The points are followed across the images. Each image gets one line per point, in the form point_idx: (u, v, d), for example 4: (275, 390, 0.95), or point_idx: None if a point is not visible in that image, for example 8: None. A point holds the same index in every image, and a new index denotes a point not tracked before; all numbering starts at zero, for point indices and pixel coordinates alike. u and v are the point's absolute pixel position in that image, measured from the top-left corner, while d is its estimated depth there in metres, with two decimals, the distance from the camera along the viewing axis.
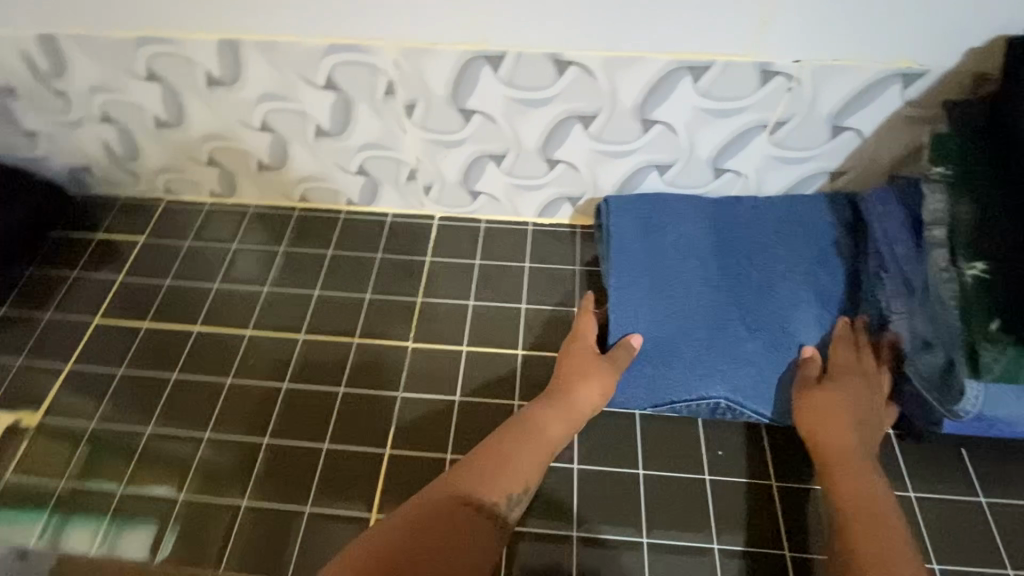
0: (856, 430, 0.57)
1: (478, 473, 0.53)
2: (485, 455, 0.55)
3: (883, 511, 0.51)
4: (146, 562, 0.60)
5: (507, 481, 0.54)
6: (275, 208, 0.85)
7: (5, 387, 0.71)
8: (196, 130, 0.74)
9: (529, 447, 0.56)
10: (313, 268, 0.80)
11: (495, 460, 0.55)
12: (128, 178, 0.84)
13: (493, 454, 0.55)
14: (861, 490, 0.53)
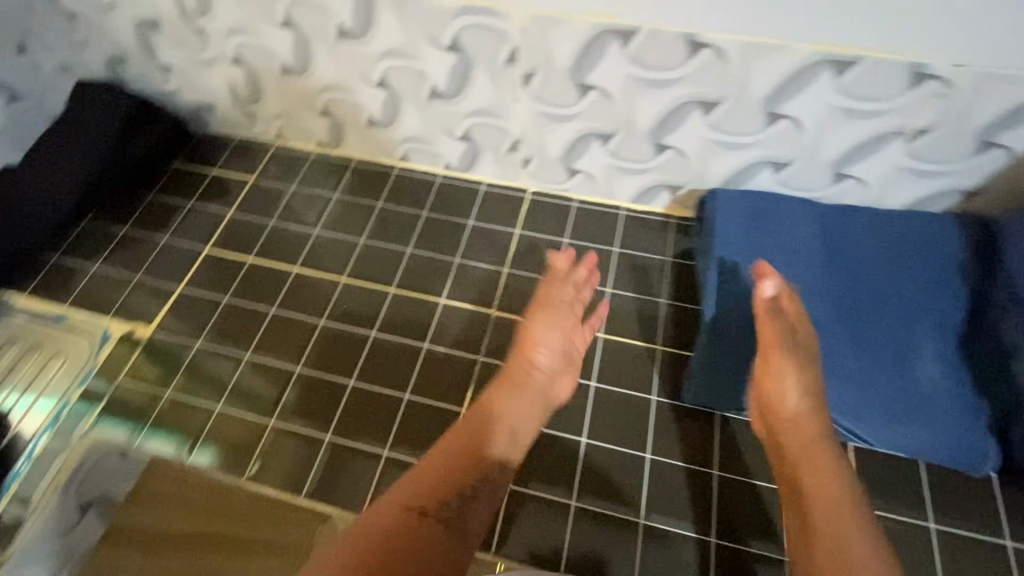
0: (808, 426, 0.54)
1: (457, 452, 0.52)
2: (455, 434, 0.54)
3: (848, 516, 0.47)
4: (236, 476, 0.65)
5: (486, 458, 0.52)
6: (376, 164, 0.88)
7: (125, 299, 0.78)
8: (316, 80, 0.77)
9: (492, 418, 0.55)
10: (406, 226, 0.82)
11: (466, 434, 0.53)
12: (245, 120, 0.88)
13: (462, 431, 0.54)
14: (819, 475, 0.50)
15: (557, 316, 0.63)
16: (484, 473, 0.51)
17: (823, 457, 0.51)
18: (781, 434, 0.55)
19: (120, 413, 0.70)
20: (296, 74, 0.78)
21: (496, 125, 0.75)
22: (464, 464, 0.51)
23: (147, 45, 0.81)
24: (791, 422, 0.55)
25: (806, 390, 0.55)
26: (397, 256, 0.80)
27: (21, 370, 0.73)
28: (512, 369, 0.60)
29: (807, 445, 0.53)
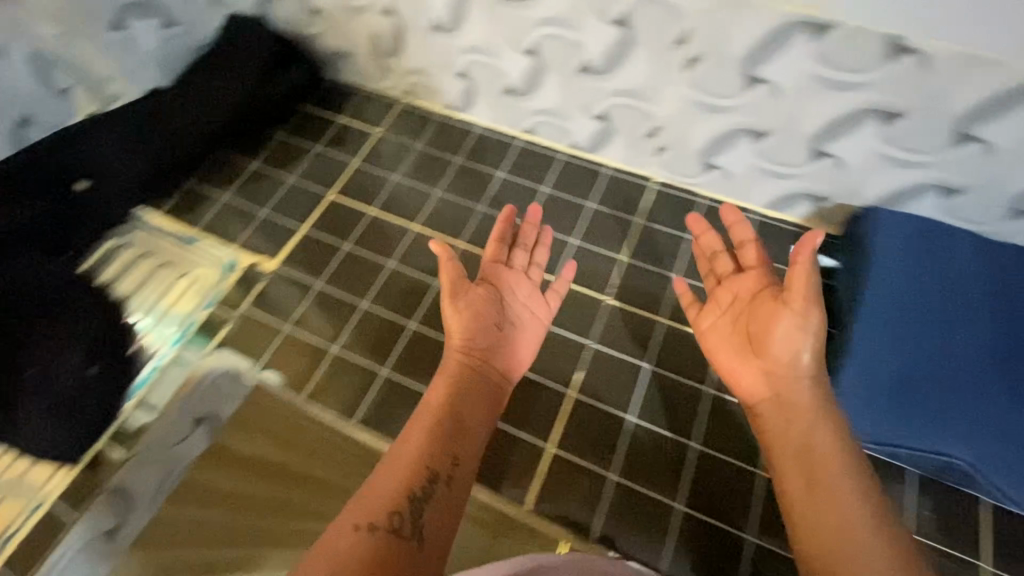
0: (802, 440, 0.48)
1: (416, 445, 0.49)
2: (411, 430, 0.51)
3: (857, 509, 0.44)
4: (346, 418, 0.67)
5: (448, 438, 0.50)
6: (500, 133, 0.87)
7: (251, 232, 0.80)
8: (464, 40, 0.76)
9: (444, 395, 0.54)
10: (525, 200, 0.82)
11: (424, 422, 0.51)
12: (379, 73, 0.89)
13: (416, 423, 0.51)
14: (833, 506, 0.44)
15: (460, 295, 0.59)
16: (453, 450, 0.50)
17: (827, 431, 0.49)
18: (787, 391, 0.51)
19: (241, 339, 0.73)
20: (444, 32, 0.77)
21: (640, 108, 0.72)
22: (429, 451, 0.48)
23: None
24: (795, 391, 0.51)
25: (819, 350, 0.52)
26: None
27: (154, 284, 0.77)
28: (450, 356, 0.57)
29: (812, 419, 0.50)
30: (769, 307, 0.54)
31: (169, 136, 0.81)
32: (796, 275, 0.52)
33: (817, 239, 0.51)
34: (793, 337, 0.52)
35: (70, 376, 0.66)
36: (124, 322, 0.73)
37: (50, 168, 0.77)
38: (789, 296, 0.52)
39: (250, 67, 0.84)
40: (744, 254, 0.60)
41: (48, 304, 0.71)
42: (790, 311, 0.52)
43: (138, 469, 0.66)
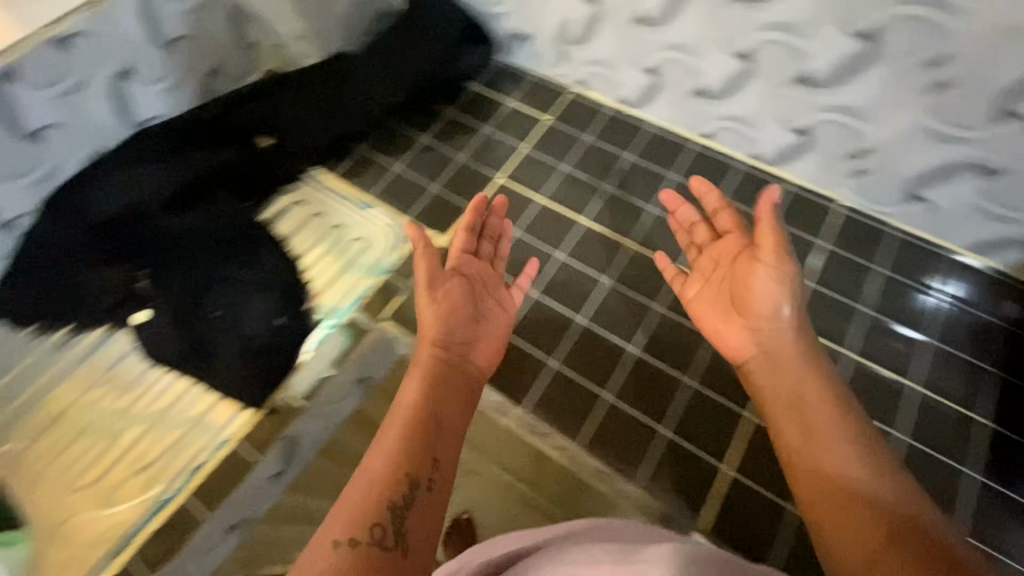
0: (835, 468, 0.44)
1: (408, 414, 0.47)
2: (398, 408, 0.48)
3: (852, 453, 0.44)
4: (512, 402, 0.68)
5: (440, 398, 0.49)
6: (675, 134, 0.84)
7: (422, 206, 0.81)
8: (669, 37, 0.73)
9: (432, 357, 0.52)
10: (698, 206, 0.79)
11: (416, 392, 0.49)
12: (556, 59, 0.87)
13: (404, 396, 0.49)
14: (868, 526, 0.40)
15: (439, 281, 0.57)
16: (446, 407, 0.49)
17: (819, 385, 0.49)
18: (774, 347, 0.52)
19: (409, 312, 0.72)
20: (648, 26, 0.74)
21: (854, 127, 0.68)
22: (425, 422, 0.47)
23: None
24: (778, 349, 0.52)
25: (796, 303, 0.53)
26: None
27: (324, 246, 0.79)
28: (426, 316, 0.55)
29: (807, 382, 0.49)
30: (745, 266, 0.54)
31: (353, 102, 0.83)
32: (767, 231, 0.52)
33: (778, 193, 0.52)
34: (772, 300, 0.53)
35: (260, 323, 0.69)
36: (300, 277, 0.75)
37: (242, 123, 0.83)
38: (756, 252, 0.54)
39: (437, 41, 0.84)
40: (721, 220, 0.60)
41: (238, 249, 0.74)
42: (763, 267, 0.53)
43: (308, 424, 0.67)
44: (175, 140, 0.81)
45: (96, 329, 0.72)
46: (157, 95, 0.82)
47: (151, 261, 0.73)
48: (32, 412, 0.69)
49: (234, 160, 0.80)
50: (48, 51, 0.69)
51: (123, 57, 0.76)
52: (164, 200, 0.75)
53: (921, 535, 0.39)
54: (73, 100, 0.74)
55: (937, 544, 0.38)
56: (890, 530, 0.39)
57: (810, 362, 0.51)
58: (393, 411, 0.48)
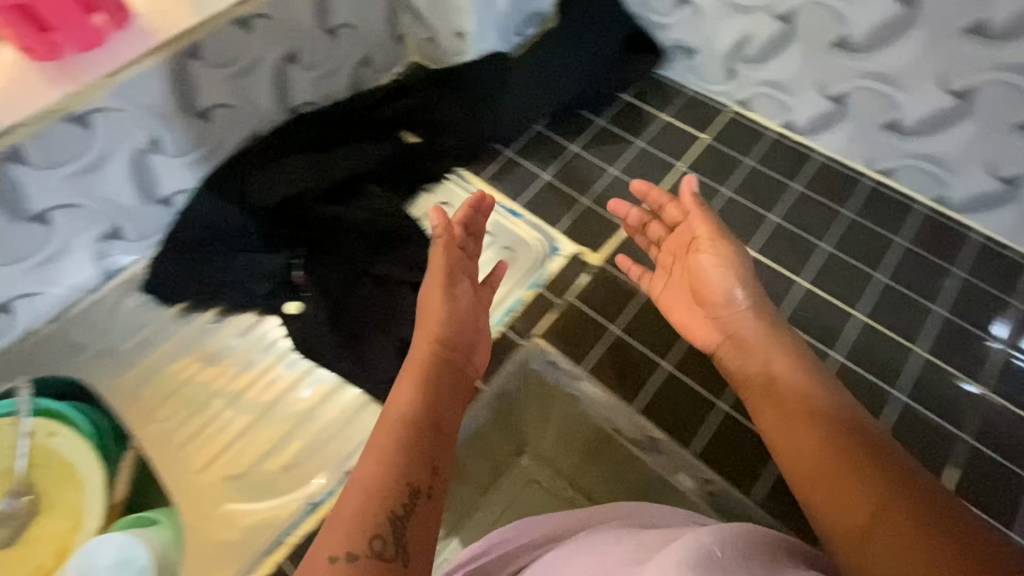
0: (818, 440, 0.47)
1: (398, 420, 0.48)
2: (386, 420, 0.48)
3: (837, 429, 0.46)
4: (679, 445, 0.62)
5: (436, 400, 0.51)
6: (847, 167, 0.78)
7: (572, 219, 0.78)
8: (870, 66, 0.68)
9: (429, 362, 0.53)
10: (878, 248, 0.72)
11: (407, 397, 0.50)
12: (723, 76, 0.82)
13: (395, 406, 0.49)
14: (851, 489, 0.43)
15: (457, 277, 0.59)
16: (438, 401, 0.51)
17: (780, 370, 0.52)
18: (737, 330, 0.56)
19: (563, 331, 0.70)
20: (847, 51, 0.69)
21: None
22: (416, 425, 0.48)
23: None
24: (757, 354, 0.54)
25: (750, 287, 0.57)
26: (866, 278, 0.71)
27: None
28: (426, 340, 0.55)
29: (779, 374, 0.52)
30: (693, 257, 0.60)
31: (507, 103, 0.81)
32: (701, 234, 0.59)
33: (694, 181, 0.60)
34: (719, 285, 0.57)
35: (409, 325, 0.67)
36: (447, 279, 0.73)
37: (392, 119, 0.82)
38: (694, 244, 0.60)
39: (597, 49, 0.82)
40: (669, 213, 0.64)
41: (390, 245, 0.73)
42: (704, 244, 0.59)
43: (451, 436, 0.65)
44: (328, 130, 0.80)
45: (241, 320, 0.73)
46: (313, 81, 0.81)
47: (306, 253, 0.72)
48: (179, 391, 0.70)
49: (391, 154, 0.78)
50: (231, 31, 0.68)
51: (293, 41, 0.75)
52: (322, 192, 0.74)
53: (912, 507, 0.41)
54: (243, 80, 0.73)
55: (948, 518, 0.40)
56: (891, 505, 0.41)
57: (766, 344, 0.54)
58: (381, 423, 0.49)
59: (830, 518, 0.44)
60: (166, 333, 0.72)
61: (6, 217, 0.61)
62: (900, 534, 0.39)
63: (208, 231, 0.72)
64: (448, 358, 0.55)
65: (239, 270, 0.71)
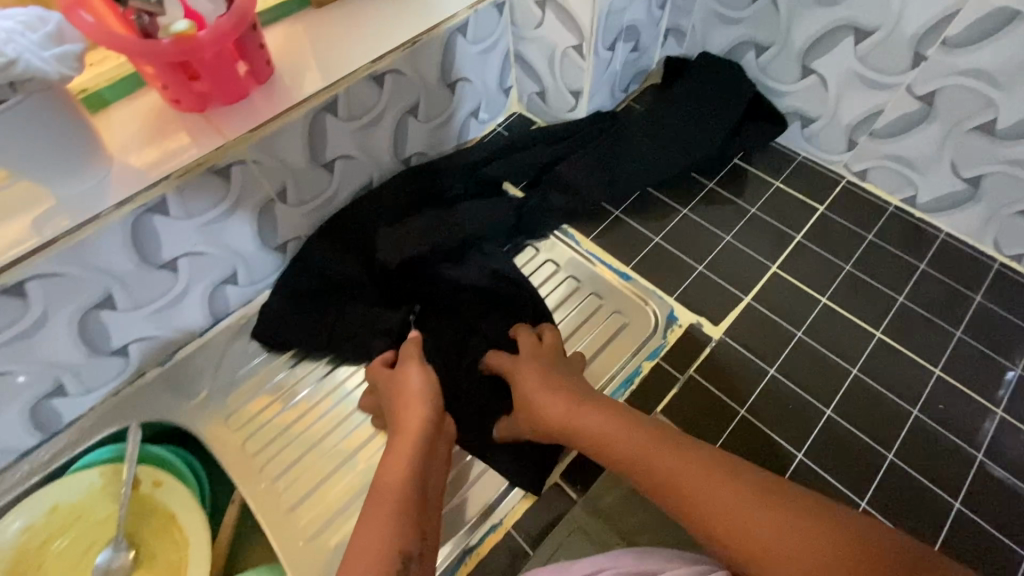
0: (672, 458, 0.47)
1: (396, 484, 0.49)
2: (379, 487, 0.49)
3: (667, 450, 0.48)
4: None
5: (422, 463, 0.53)
6: (973, 248, 0.76)
7: (688, 285, 0.76)
8: (1018, 153, 0.65)
9: (422, 426, 0.55)
10: (1015, 339, 0.70)
11: (396, 464, 0.51)
12: (842, 145, 0.80)
13: (388, 475, 0.50)
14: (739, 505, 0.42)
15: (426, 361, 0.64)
16: (427, 467, 0.53)
17: (593, 425, 0.54)
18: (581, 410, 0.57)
19: (686, 410, 0.67)
20: (993, 138, 0.66)
21: None
22: (411, 488, 0.49)
23: (815, 46, 0.74)
24: (526, 393, 0.60)
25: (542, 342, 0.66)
26: (1003, 370, 0.68)
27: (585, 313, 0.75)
28: (423, 406, 0.57)
29: (601, 432, 0.53)
30: (518, 379, 0.62)
31: (625, 162, 0.80)
32: (524, 363, 0.63)
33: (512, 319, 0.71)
34: (525, 392, 0.60)
35: None
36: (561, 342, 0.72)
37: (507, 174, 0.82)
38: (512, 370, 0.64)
39: (719, 114, 0.81)
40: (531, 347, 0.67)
41: (510, 304, 0.72)
42: (531, 360, 0.63)
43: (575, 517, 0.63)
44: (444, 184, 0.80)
45: (350, 374, 0.73)
46: (426, 132, 0.81)
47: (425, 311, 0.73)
48: (286, 447, 0.68)
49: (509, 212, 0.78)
50: (363, 86, 0.68)
51: (415, 95, 0.75)
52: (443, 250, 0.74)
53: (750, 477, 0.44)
54: (366, 133, 0.72)
55: (811, 498, 0.41)
56: (748, 501, 0.42)
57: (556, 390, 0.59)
58: (374, 491, 0.49)
59: (719, 541, 0.42)
60: (276, 382, 0.72)
61: (140, 268, 0.61)
62: (764, 501, 0.42)
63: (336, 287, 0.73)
64: (434, 420, 0.57)
65: (361, 323, 0.70)
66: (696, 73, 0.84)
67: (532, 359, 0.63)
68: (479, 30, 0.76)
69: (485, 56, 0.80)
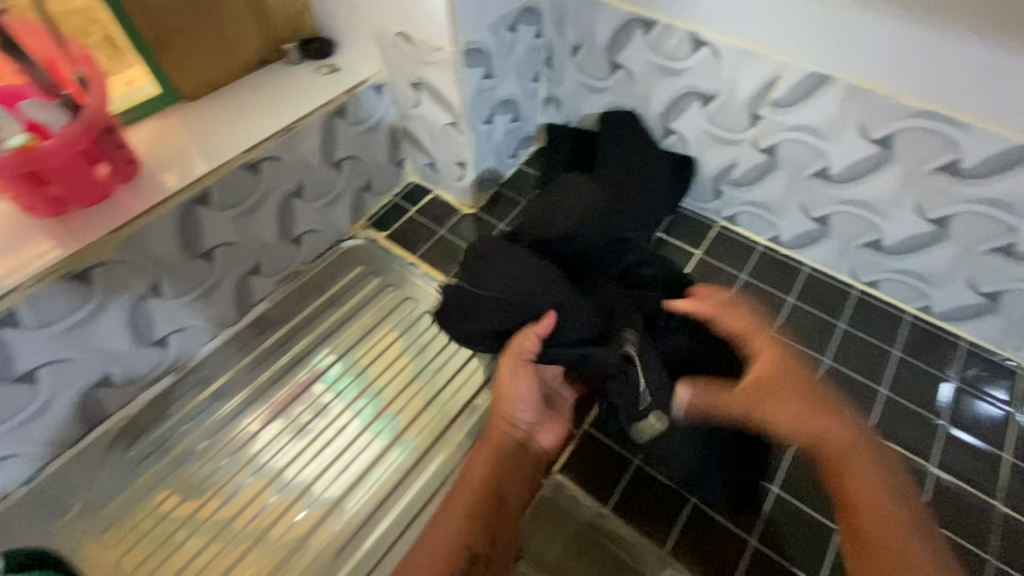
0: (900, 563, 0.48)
1: (474, 486, 0.61)
2: (463, 483, 0.61)
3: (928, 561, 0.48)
4: None
5: (499, 470, 0.62)
6: (835, 278, 0.83)
7: None
8: (851, 194, 0.73)
9: (499, 436, 0.64)
10: (878, 362, 0.76)
11: (478, 466, 0.62)
12: (711, 195, 0.87)
13: (469, 475, 0.62)
14: None
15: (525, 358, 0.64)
16: (502, 473, 0.62)
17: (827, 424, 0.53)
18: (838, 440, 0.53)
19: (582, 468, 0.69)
20: (829, 182, 0.73)
21: None
22: (484, 491, 0.61)
23: (671, 109, 0.81)
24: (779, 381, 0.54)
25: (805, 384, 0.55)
26: (871, 392, 0.74)
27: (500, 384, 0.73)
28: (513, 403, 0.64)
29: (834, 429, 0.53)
30: (758, 365, 0.55)
31: None
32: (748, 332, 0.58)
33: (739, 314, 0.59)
34: (781, 376, 0.55)
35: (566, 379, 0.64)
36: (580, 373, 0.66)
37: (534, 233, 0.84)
38: (755, 344, 0.57)
39: (649, 165, 0.83)
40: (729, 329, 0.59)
41: None
42: (770, 365, 0.56)
43: None
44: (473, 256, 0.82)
45: (267, 449, 0.72)
46: (316, 211, 0.82)
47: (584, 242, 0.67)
48: (183, 543, 0.66)
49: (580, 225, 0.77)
50: (238, 175, 0.68)
51: (297, 178, 0.76)
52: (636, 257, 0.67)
53: None
54: (247, 219, 0.72)
55: None
56: None
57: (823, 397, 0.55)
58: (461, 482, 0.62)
59: None
60: (169, 479, 0.70)
61: None
62: None
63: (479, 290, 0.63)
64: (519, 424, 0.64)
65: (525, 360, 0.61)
66: (562, 134, 0.91)
67: (782, 358, 0.56)
68: (359, 112, 0.79)
69: (369, 135, 0.83)
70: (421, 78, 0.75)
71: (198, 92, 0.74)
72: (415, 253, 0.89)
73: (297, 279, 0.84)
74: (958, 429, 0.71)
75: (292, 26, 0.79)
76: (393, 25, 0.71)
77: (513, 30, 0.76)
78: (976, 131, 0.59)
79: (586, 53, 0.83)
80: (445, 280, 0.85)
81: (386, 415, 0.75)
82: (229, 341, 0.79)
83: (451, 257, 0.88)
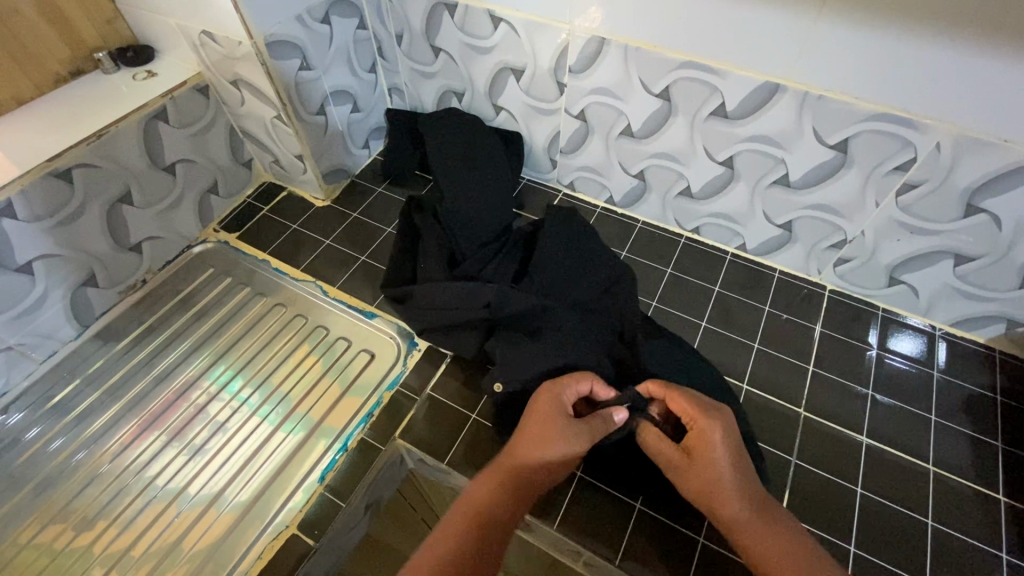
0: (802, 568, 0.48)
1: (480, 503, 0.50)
2: (463, 504, 0.51)
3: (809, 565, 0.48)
4: (548, 522, 0.64)
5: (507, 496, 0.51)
6: (664, 229, 0.91)
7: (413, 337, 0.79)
8: (652, 148, 0.79)
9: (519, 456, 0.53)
10: (701, 302, 0.83)
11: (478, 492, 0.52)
12: (548, 165, 0.94)
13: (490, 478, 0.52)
14: None
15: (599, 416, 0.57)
16: (506, 507, 0.50)
17: (720, 459, 0.53)
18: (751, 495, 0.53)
19: (421, 430, 0.70)
20: (633, 139, 0.80)
21: (833, 222, 0.74)
22: (484, 523, 0.49)
23: (493, 87, 0.86)
24: (713, 441, 0.53)
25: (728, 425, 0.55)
26: (694, 326, 0.81)
27: (386, 392, 0.74)
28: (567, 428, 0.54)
29: (721, 469, 0.52)
30: (701, 442, 0.54)
31: (465, 241, 0.80)
32: (693, 411, 0.55)
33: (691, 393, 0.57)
34: (718, 449, 0.53)
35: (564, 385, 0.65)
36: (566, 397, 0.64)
37: (436, 251, 0.79)
38: (703, 428, 0.54)
39: (479, 144, 0.89)
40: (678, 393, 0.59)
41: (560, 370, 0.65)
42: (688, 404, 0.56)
43: (317, 565, 0.63)
44: (416, 292, 0.74)
45: (113, 451, 0.72)
46: (151, 217, 0.83)
47: (549, 273, 0.75)
48: (12, 563, 0.64)
49: (511, 263, 0.78)
50: (45, 185, 0.68)
51: (122, 184, 0.76)
52: (593, 277, 0.75)
53: None
54: (65, 229, 0.72)
55: None
56: None
57: (736, 448, 0.54)
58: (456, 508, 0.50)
59: None
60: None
61: None
62: None
63: (520, 355, 0.66)
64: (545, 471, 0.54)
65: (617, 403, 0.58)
66: (403, 124, 0.96)
67: (727, 422, 0.55)
68: (182, 113, 0.80)
69: (201, 137, 0.85)
70: (238, 76, 0.78)
71: (4, 106, 0.75)
72: (267, 249, 0.90)
73: (145, 287, 0.86)
74: (768, 347, 0.79)
75: (104, 36, 0.81)
76: (197, 25, 0.74)
77: (326, 22, 0.79)
78: (731, 75, 0.65)
79: (409, 41, 0.86)
80: (296, 271, 0.88)
81: (253, 381, 0.77)
82: (73, 354, 0.79)
83: (302, 250, 0.90)
